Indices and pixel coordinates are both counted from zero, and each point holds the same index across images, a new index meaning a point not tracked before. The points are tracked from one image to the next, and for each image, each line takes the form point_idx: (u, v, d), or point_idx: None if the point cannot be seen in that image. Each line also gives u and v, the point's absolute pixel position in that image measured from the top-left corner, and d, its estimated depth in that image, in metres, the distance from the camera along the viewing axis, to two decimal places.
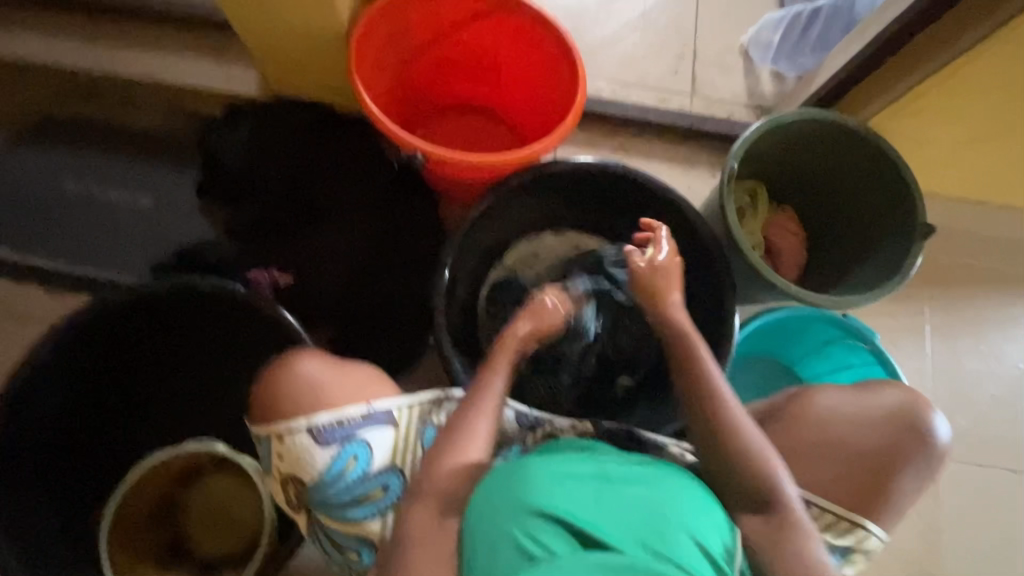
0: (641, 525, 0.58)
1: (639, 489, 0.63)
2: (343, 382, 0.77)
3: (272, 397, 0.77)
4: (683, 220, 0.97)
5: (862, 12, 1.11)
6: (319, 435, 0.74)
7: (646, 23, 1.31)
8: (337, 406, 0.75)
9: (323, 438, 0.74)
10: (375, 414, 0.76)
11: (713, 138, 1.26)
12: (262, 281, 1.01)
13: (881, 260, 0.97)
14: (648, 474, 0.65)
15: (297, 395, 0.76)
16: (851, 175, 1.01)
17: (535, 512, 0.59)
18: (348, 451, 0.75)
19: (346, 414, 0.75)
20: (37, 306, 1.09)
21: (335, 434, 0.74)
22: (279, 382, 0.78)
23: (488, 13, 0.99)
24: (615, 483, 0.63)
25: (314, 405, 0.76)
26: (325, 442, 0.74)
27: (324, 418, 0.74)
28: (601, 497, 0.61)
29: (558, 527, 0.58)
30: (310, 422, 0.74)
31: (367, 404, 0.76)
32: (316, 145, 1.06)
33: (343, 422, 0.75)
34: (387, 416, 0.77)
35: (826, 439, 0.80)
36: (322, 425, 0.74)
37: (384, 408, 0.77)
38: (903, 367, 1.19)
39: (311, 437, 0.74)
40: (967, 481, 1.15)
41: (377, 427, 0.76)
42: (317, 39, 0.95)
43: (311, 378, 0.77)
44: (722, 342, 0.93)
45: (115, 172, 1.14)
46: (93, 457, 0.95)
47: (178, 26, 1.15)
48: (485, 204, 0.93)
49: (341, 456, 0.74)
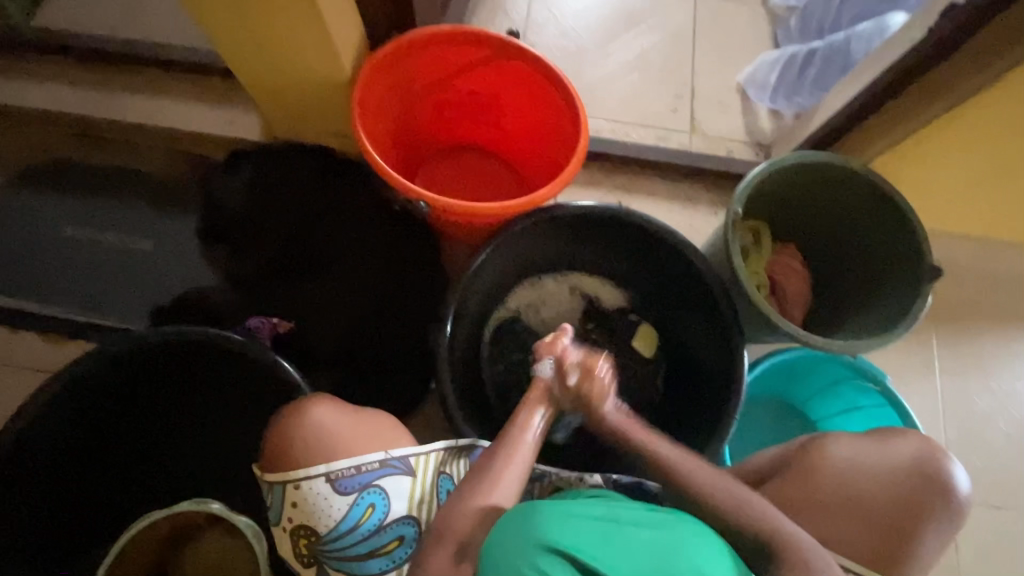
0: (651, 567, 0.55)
1: (650, 531, 0.59)
2: (360, 429, 0.76)
3: (287, 444, 0.74)
4: (689, 264, 0.96)
5: (858, 55, 1.17)
6: (337, 483, 0.72)
7: (643, 63, 1.33)
8: (356, 452, 0.74)
9: (341, 485, 0.72)
10: (393, 461, 0.75)
11: (714, 176, 1.26)
12: (261, 327, 0.98)
13: (889, 303, 0.95)
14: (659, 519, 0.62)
15: (312, 442, 0.74)
16: (856, 218, 1.00)
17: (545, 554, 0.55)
18: (365, 500, 0.73)
19: (364, 461, 0.73)
20: (32, 353, 1.07)
21: (352, 481, 0.72)
22: (292, 428, 0.75)
23: (490, 60, 1.00)
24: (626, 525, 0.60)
25: (330, 451, 0.73)
26: (343, 490, 0.72)
27: (342, 465, 0.72)
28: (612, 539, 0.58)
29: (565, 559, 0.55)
30: (329, 469, 0.72)
31: (384, 451, 0.75)
32: (316, 190, 1.06)
33: (362, 469, 0.73)
34: (404, 464, 0.75)
35: (843, 492, 0.78)
36: (340, 471, 0.72)
37: (402, 454, 0.76)
38: (914, 406, 1.17)
39: (328, 485, 0.72)
40: (984, 524, 1.11)
41: (394, 474, 0.75)
42: (321, 86, 0.96)
43: (327, 426, 0.75)
44: (732, 387, 0.91)
45: (114, 216, 1.13)
46: (85, 512, 0.92)
47: (181, 72, 1.16)
48: (485, 253, 0.93)
49: (358, 505, 0.73)
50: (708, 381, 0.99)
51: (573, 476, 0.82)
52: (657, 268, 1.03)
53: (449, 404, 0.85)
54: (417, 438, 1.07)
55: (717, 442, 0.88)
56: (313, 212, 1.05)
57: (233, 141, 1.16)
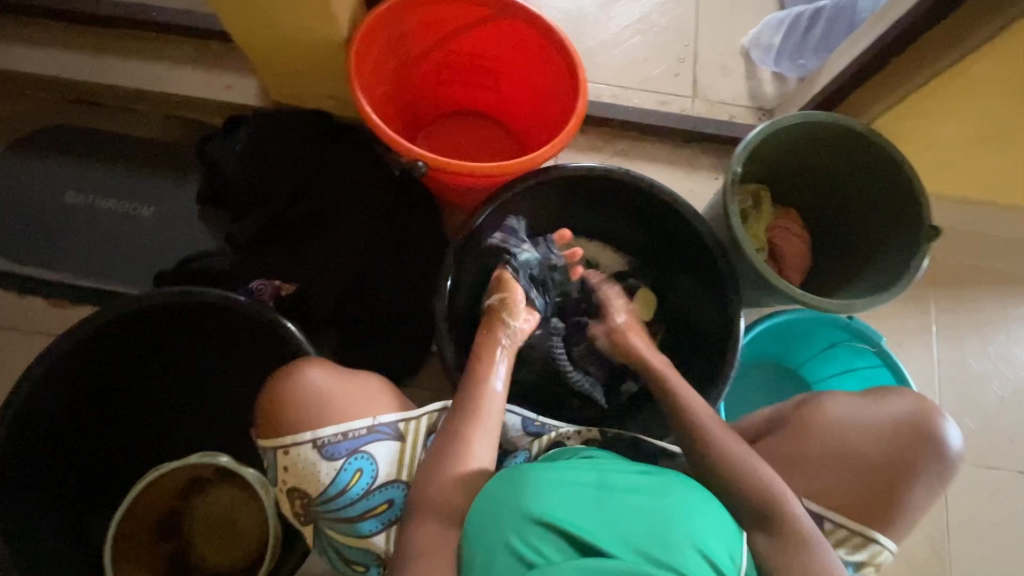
0: (638, 530, 0.58)
1: (639, 495, 0.62)
2: (348, 395, 0.76)
3: (274, 411, 0.76)
4: (688, 225, 0.96)
5: (864, 13, 1.11)
6: (324, 449, 0.74)
7: (646, 25, 1.31)
8: (343, 418, 0.75)
9: (328, 451, 0.73)
10: (381, 427, 0.76)
11: (715, 141, 1.25)
12: (264, 290, 1.00)
13: (886, 264, 0.96)
14: (649, 482, 0.63)
15: (302, 408, 0.75)
16: (856, 178, 1.00)
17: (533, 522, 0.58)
18: (353, 465, 0.74)
19: (352, 427, 0.75)
20: (39, 317, 1.09)
21: (340, 447, 0.74)
22: (283, 392, 0.76)
23: (488, 19, 0.98)
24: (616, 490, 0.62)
25: (320, 417, 0.74)
26: (330, 456, 0.74)
27: (329, 431, 0.74)
28: (599, 505, 0.60)
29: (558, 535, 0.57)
30: (315, 435, 0.74)
31: (372, 417, 0.76)
32: (313, 154, 1.06)
33: (348, 435, 0.74)
34: (391, 429, 0.77)
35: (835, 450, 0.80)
36: (326, 437, 0.74)
37: (390, 420, 0.77)
38: (910, 369, 1.18)
39: (315, 450, 0.74)
40: (976, 483, 1.13)
41: (382, 439, 0.76)
42: (317, 46, 0.95)
43: (315, 391, 0.75)
44: (730, 347, 0.92)
45: (116, 182, 1.14)
46: (96, 469, 0.95)
47: (176, 35, 1.15)
48: (487, 210, 0.93)
49: (346, 470, 0.74)
50: (706, 342, 1.00)
51: (571, 431, 0.83)
52: (655, 230, 1.03)
53: (449, 363, 0.87)
54: (419, 399, 1.09)
55: (711, 402, 0.90)
56: (310, 176, 1.05)
57: (232, 108, 1.16)
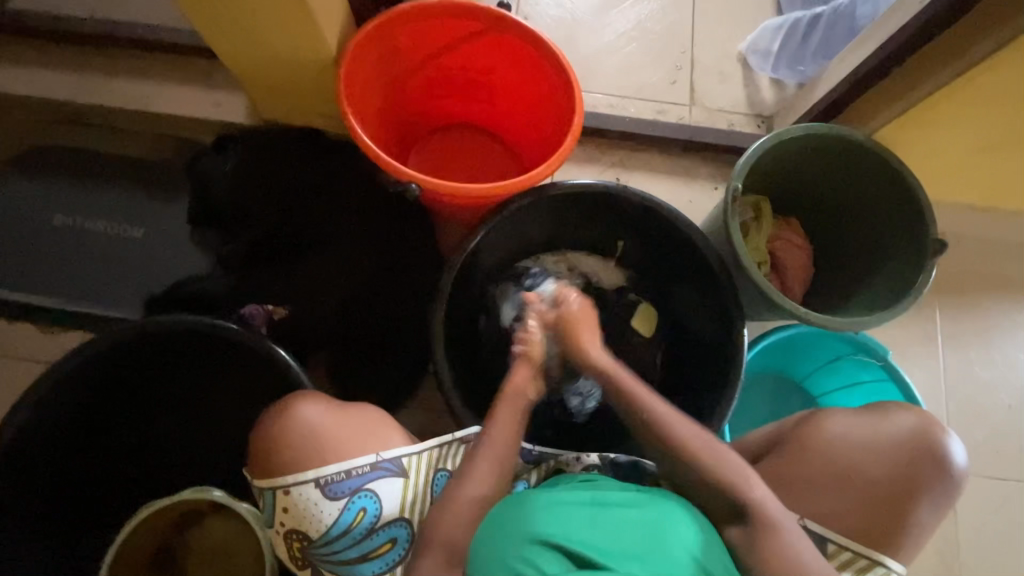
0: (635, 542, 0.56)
1: (632, 510, 0.60)
2: (346, 431, 0.74)
3: (272, 449, 0.74)
4: (688, 241, 0.94)
5: (864, 19, 1.10)
6: (327, 488, 0.71)
7: (641, 32, 1.29)
8: (346, 455, 0.72)
9: (330, 490, 0.71)
10: (384, 463, 0.73)
11: (714, 150, 1.23)
12: (256, 315, 0.97)
13: (892, 277, 0.94)
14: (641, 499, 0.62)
15: (299, 445, 0.73)
16: (861, 193, 0.98)
17: (531, 539, 0.56)
18: (356, 505, 0.72)
19: (354, 465, 0.72)
20: (29, 344, 1.07)
21: (343, 486, 0.71)
22: (279, 430, 0.74)
23: (480, 35, 0.96)
24: (610, 507, 0.60)
25: (319, 455, 0.72)
26: (333, 495, 0.71)
27: (332, 469, 0.71)
28: (595, 519, 0.58)
29: (556, 549, 0.55)
30: (318, 474, 0.71)
31: (376, 453, 0.74)
32: (306, 176, 1.04)
33: (351, 473, 0.72)
34: (396, 465, 0.74)
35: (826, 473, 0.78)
36: (329, 476, 0.71)
37: (394, 456, 0.74)
38: (915, 379, 1.16)
39: (318, 490, 0.71)
40: (984, 494, 1.12)
41: (387, 476, 0.73)
42: (306, 66, 0.93)
43: (312, 426, 0.73)
44: (733, 365, 0.90)
45: (104, 203, 1.11)
46: (88, 500, 0.93)
47: (162, 52, 1.13)
48: (480, 233, 0.90)
49: (349, 510, 0.71)
50: (709, 359, 0.99)
51: (571, 457, 0.82)
52: (655, 246, 1.01)
53: (446, 389, 0.85)
54: (416, 421, 1.07)
55: (714, 422, 0.88)
56: (302, 197, 1.03)
57: (221, 125, 1.13)
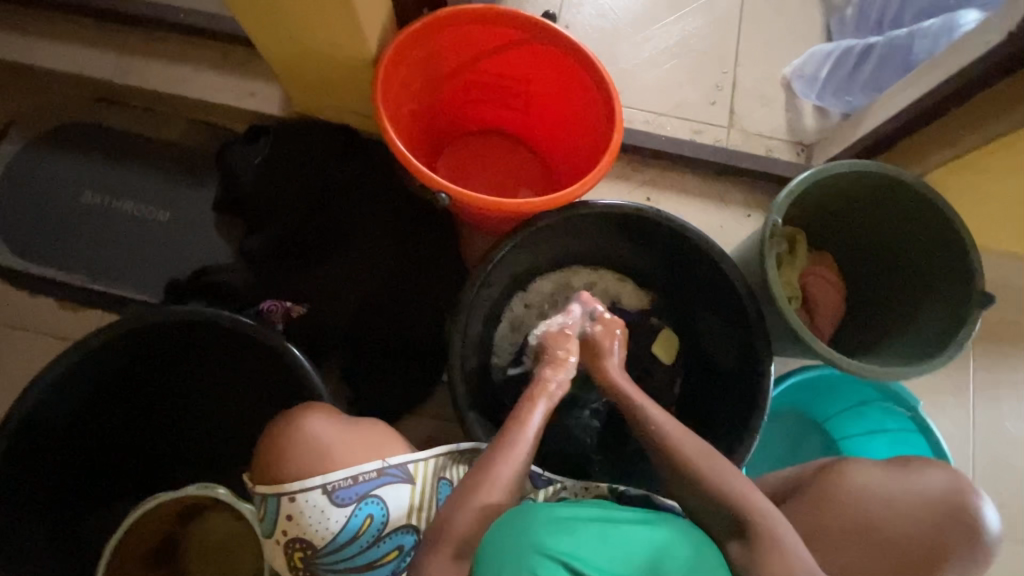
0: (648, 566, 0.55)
1: (642, 528, 0.59)
2: (353, 441, 0.73)
3: (276, 458, 0.72)
4: (719, 271, 0.92)
5: (920, 55, 1.05)
6: (334, 494, 0.69)
7: (684, 49, 1.25)
8: (352, 462, 0.71)
9: (337, 497, 0.69)
10: (391, 469, 0.72)
11: (750, 176, 1.20)
12: (274, 311, 0.97)
13: (928, 327, 0.90)
14: (648, 516, 0.61)
15: (303, 456, 0.71)
16: (902, 234, 0.94)
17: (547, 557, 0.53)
18: (363, 510, 0.70)
19: (362, 470, 0.70)
20: (46, 319, 1.08)
21: (349, 492, 0.70)
22: (283, 438, 0.73)
23: (521, 43, 0.94)
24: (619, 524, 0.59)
25: (324, 464, 0.71)
26: (340, 502, 0.70)
27: (339, 475, 0.70)
28: (606, 537, 0.56)
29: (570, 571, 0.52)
30: (325, 480, 0.69)
31: (382, 459, 0.72)
32: (334, 173, 1.03)
33: (358, 479, 0.70)
34: (402, 472, 0.73)
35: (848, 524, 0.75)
36: (336, 483, 0.70)
37: (400, 462, 0.73)
38: (942, 429, 1.12)
39: (324, 496, 0.69)
40: (1005, 555, 1.07)
41: (393, 482, 0.72)
42: (344, 63, 0.91)
43: (316, 435, 0.72)
44: (756, 404, 0.87)
45: (133, 184, 1.12)
46: (95, 481, 0.93)
47: (199, 38, 1.12)
48: (507, 246, 0.88)
49: (357, 516, 0.70)
50: (729, 394, 0.96)
51: (580, 487, 0.81)
52: (683, 271, 0.98)
53: (460, 406, 0.83)
54: (425, 428, 1.06)
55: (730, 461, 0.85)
56: (329, 195, 1.02)
57: (254, 115, 1.13)
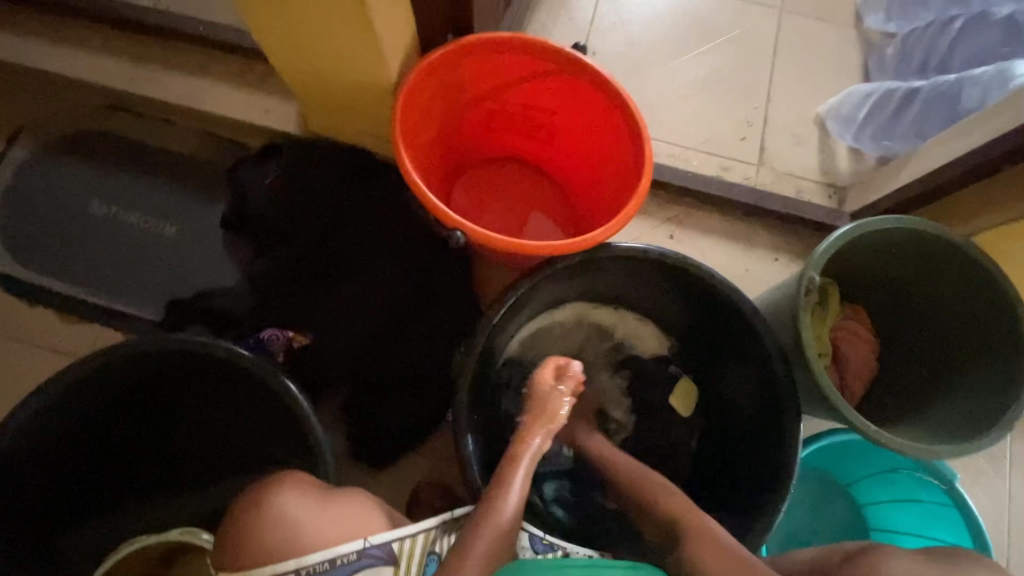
0: None
1: None
2: (332, 517, 0.68)
3: (247, 537, 0.66)
4: (747, 324, 0.86)
5: (969, 102, 0.97)
6: None
7: (715, 82, 1.21)
8: (330, 542, 0.65)
9: None
10: (372, 550, 0.66)
11: (780, 218, 1.15)
12: (275, 341, 0.94)
13: (972, 398, 0.84)
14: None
15: (275, 535, 0.66)
16: (945, 295, 0.88)
17: None
18: None
19: (340, 552, 0.65)
20: (43, 331, 1.04)
21: None
22: (255, 512, 0.67)
23: (548, 74, 0.90)
24: None
25: (300, 545, 0.65)
26: None
27: (315, 558, 0.63)
28: None
29: None
30: (299, 563, 0.63)
31: (363, 538, 0.66)
32: (346, 197, 0.99)
33: (335, 563, 0.64)
34: (385, 552, 0.67)
35: None
36: (312, 566, 0.63)
37: (382, 541, 0.67)
38: (976, 499, 1.04)
39: None
40: None
41: (373, 565, 0.66)
42: (364, 87, 0.88)
43: (290, 512, 0.66)
44: (782, 471, 0.81)
45: (141, 195, 1.09)
46: (80, 508, 0.89)
47: (221, 52, 1.10)
48: (523, 287, 0.83)
49: None
50: (751, 454, 0.90)
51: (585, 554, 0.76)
52: (708, 320, 0.93)
53: (465, 456, 0.78)
54: (426, 468, 1.01)
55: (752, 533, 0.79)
56: (340, 220, 0.98)
57: (269, 132, 1.10)
